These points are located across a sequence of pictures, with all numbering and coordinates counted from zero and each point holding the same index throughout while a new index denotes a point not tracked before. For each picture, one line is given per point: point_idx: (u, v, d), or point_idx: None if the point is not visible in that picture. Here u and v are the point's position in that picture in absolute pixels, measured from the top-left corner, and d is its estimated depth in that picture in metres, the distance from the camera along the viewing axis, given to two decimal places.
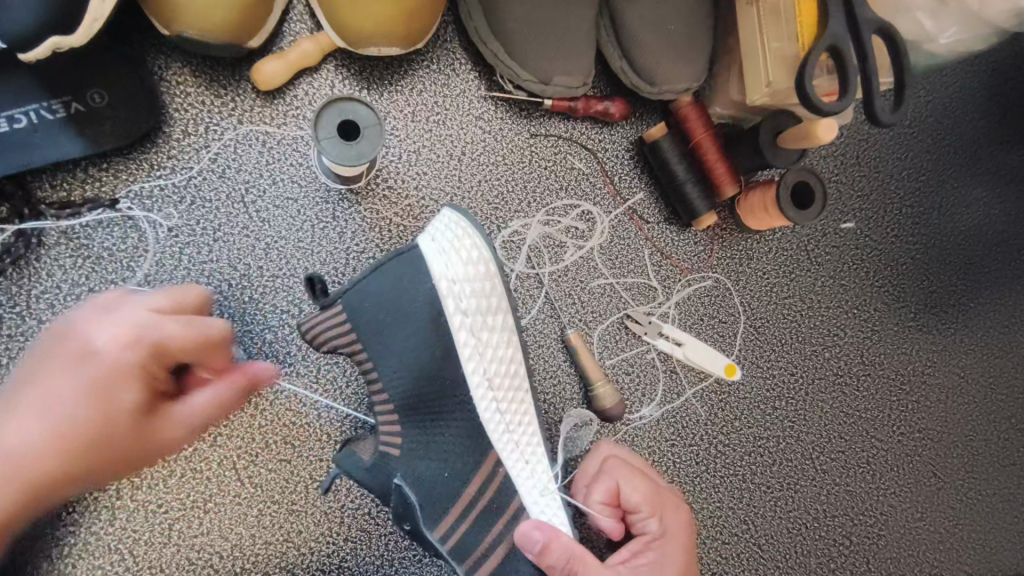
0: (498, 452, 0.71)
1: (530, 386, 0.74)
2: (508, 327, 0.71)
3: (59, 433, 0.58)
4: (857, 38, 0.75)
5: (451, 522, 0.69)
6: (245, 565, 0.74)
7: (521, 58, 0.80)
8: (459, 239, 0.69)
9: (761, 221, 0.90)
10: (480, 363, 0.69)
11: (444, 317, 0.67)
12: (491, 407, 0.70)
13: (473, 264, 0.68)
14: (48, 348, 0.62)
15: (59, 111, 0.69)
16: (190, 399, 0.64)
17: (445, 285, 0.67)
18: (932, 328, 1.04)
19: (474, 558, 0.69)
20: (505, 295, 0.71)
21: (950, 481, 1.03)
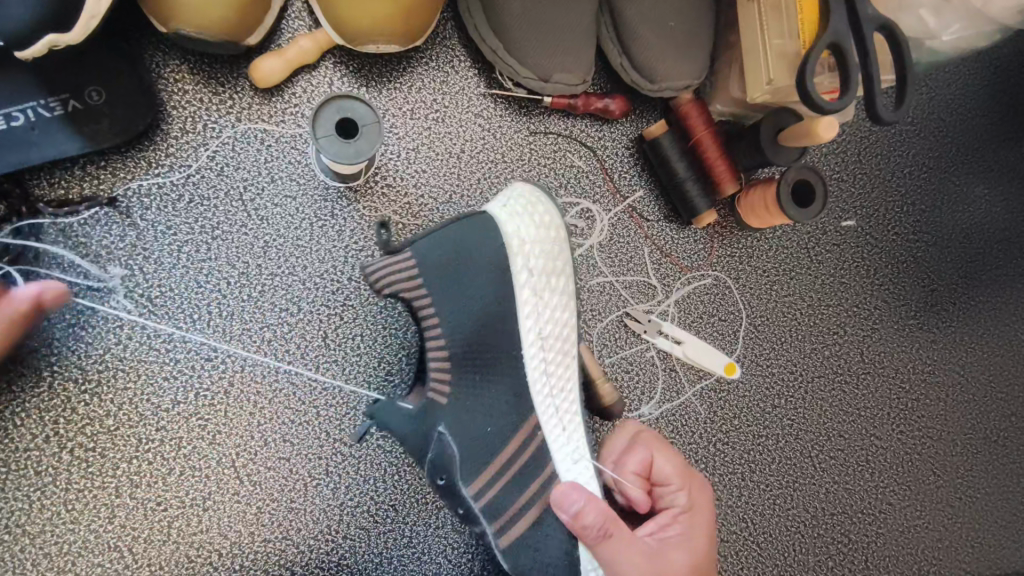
0: (540, 411, 0.72)
1: (578, 354, 0.75)
2: (569, 293, 0.75)
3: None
4: (859, 36, 0.74)
5: (486, 481, 0.70)
6: (243, 563, 0.74)
7: (521, 55, 0.80)
8: (531, 205, 0.73)
9: (761, 219, 0.90)
10: (536, 321, 0.73)
11: (511, 273, 0.72)
12: (541, 363, 0.73)
13: (542, 226, 0.73)
14: None
15: (57, 109, 0.69)
16: None
17: (515, 244, 0.72)
18: (933, 327, 1.04)
19: (505, 519, 0.69)
20: (570, 262, 0.75)
21: (949, 479, 1.03)
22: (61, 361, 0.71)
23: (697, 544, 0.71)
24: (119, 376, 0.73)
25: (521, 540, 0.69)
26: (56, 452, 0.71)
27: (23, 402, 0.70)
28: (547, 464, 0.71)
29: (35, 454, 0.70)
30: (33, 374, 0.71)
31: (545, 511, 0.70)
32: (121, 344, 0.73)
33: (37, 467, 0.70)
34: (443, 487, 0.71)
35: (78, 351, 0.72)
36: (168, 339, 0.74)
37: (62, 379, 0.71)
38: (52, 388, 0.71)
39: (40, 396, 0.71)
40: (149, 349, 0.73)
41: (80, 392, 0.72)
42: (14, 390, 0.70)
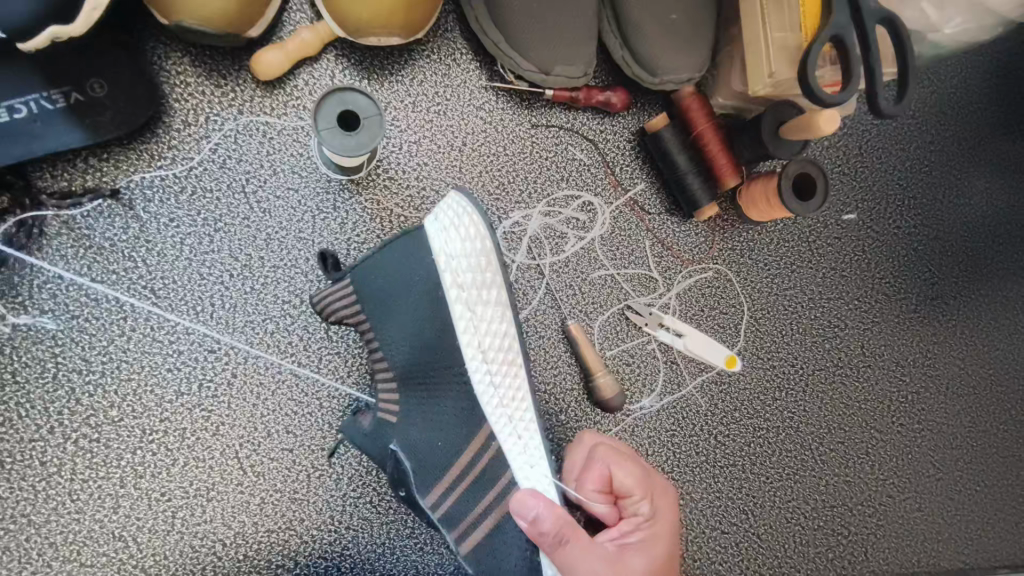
0: (491, 427, 0.69)
1: (525, 362, 0.71)
2: (505, 302, 0.70)
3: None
4: (860, 28, 0.74)
5: (442, 490, 0.69)
6: (247, 553, 0.75)
7: (522, 48, 0.80)
8: (457, 216, 0.69)
9: (762, 212, 0.90)
10: (474, 334, 0.69)
11: (442, 290, 0.69)
12: (484, 378, 0.70)
13: (467, 238, 0.69)
14: None
15: (59, 101, 0.69)
16: None
17: (443, 260, 0.69)
18: (933, 320, 1.04)
19: (465, 526, 0.68)
20: (502, 269, 0.70)
21: (949, 472, 1.04)
22: (65, 353, 0.72)
23: (657, 552, 0.71)
24: (123, 368, 0.73)
25: (485, 544, 0.68)
26: (61, 442, 0.71)
27: (28, 393, 0.71)
28: (506, 472, 0.69)
29: (40, 445, 0.71)
30: (38, 365, 0.71)
31: (503, 518, 0.67)
32: (124, 335, 0.73)
33: (43, 458, 0.71)
34: (406, 498, 0.70)
35: (81, 343, 0.72)
36: (172, 331, 0.74)
37: (66, 370, 0.72)
38: (57, 379, 0.71)
39: (45, 387, 0.71)
40: (152, 341, 0.74)
41: (85, 383, 0.72)
42: (19, 380, 0.71)
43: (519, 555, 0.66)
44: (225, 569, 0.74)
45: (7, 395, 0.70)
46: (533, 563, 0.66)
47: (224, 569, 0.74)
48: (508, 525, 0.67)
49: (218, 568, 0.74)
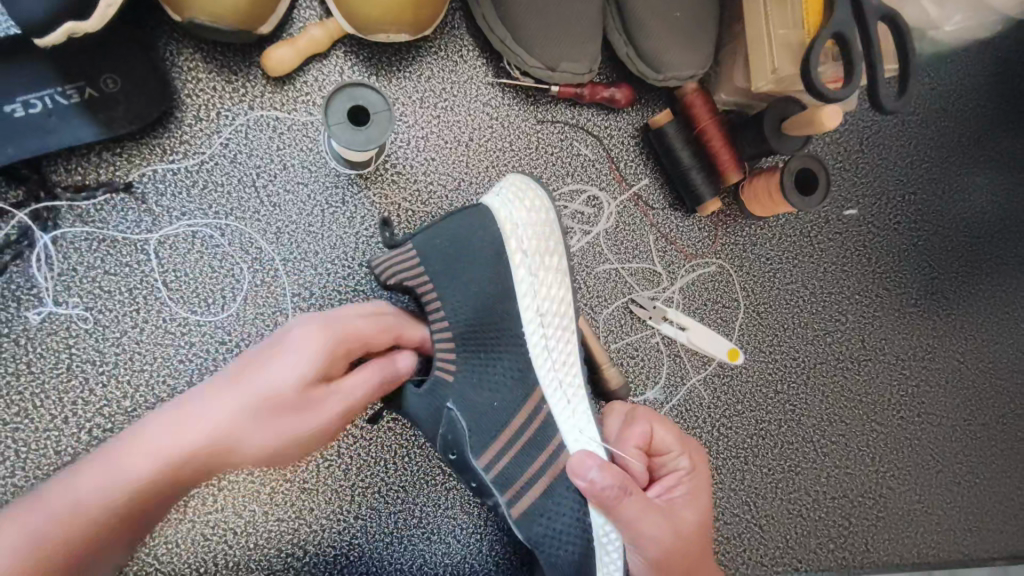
0: (543, 388, 0.73)
1: (577, 328, 0.76)
2: (563, 270, 0.75)
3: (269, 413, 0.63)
4: (862, 25, 0.75)
5: (496, 452, 0.71)
6: (257, 542, 0.76)
7: (528, 44, 0.81)
8: (522, 190, 0.75)
9: (765, 207, 0.91)
10: (534, 299, 0.73)
11: (506, 255, 0.72)
12: (540, 341, 0.73)
13: (533, 210, 0.74)
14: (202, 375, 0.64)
15: (73, 96, 0.70)
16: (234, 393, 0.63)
17: (508, 228, 0.73)
18: (933, 315, 1.05)
19: (518, 486, 0.70)
20: (563, 239, 0.75)
21: (949, 465, 1.05)
22: (79, 344, 0.73)
23: (703, 502, 0.71)
24: (136, 359, 0.74)
25: (536, 506, 0.69)
26: (75, 433, 0.72)
27: (43, 383, 0.72)
28: (556, 435, 0.72)
29: (54, 434, 0.71)
30: (52, 356, 0.72)
31: (557, 478, 0.70)
32: (137, 327, 0.74)
33: (57, 448, 0.71)
34: (456, 461, 0.72)
35: (95, 334, 0.73)
36: (183, 323, 0.75)
37: (80, 362, 0.73)
38: (71, 370, 0.72)
39: (59, 377, 0.72)
40: (165, 333, 0.75)
41: (98, 374, 0.73)
42: (34, 371, 0.72)
43: (570, 516, 0.68)
44: (236, 557, 0.75)
45: (22, 385, 0.71)
46: (585, 523, 0.67)
47: (235, 557, 0.75)
48: (561, 486, 0.69)
49: (230, 556, 0.75)
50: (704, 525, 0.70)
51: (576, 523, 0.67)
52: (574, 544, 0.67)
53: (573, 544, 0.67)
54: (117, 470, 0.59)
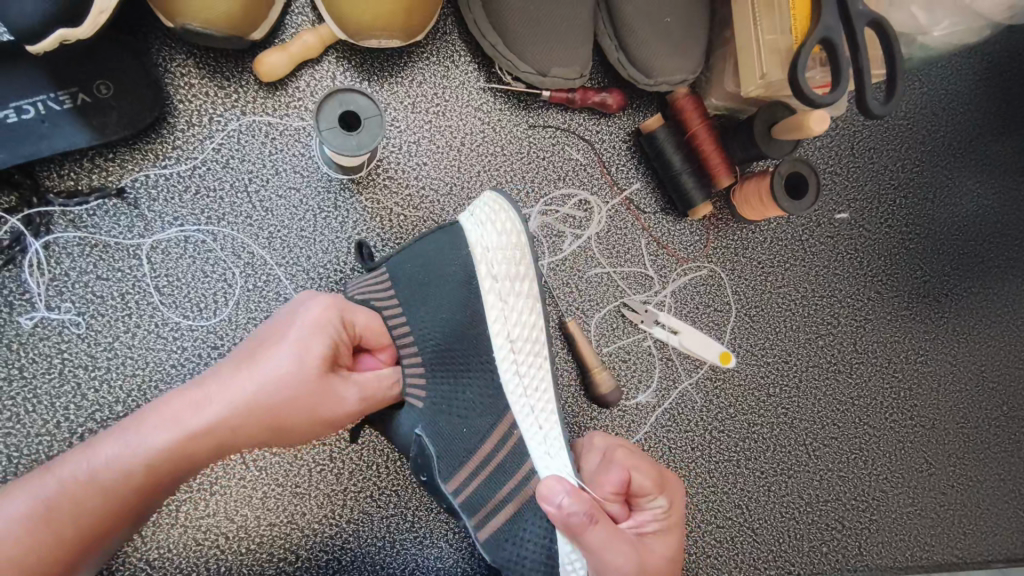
0: (514, 414, 0.72)
1: (549, 354, 0.75)
2: (535, 295, 0.74)
3: (263, 415, 0.63)
4: (849, 30, 0.76)
5: (464, 477, 0.70)
6: (249, 546, 0.76)
7: (519, 50, 0.81)
8: (497, 211, 0.73)
9: (757, 211, 0.92)
10: (503, 325, 0.73)
11: (476, 281, 0.72)
12: (510, 368, 0.73)
13: (505, 236, 0.73)
14: (206, 399, 0.63)
15: (66, 102, 0.70)
16: (230, 428, 0.63)
17: (479, 252, 0.73)
18: (925, 318, 1.06)
19: (486, 510, 0.69)
20: (535, 264, 0.74)
21: (942, 467, 1.05)
22: (72, 349, 0.73)
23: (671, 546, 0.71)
24: (128, 364, 0.74)
25: (502, 530, 0.68)
26: (66, 438, 0.72)
27: (35, 388, 0.72)
28: (526, 461, 0.71)
29: (46, 440, 0.71)
30: (45, 361, 0.72)
31: (523, 506, 0.69)
32: (130, 332, 0.74)
33: (48, 452, 0.71)
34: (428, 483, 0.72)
35: (87, 339, 0.73)
36: (176, 327, 0.76)
37: (73, 366, 0.73)
38: (63, 375, 0.73)
39: (52, 382, 0.72)
40: (157, 337, 0.75)
41: (90, 379, 0.73)
42: (26, 376, 0.72)
43: (537, 544, 0.67)
44: (228, 561, 0.76)
45: (14, 390, 0.71)
46: (550, 550, 0.67)
47: (227, 561, 0.75)
48: (528, 510, 0.69)
49: (221, 560, 0.75)
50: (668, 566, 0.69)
51: (541, 550, 0.67)
52: (539, 570, 0.67)
53: (539, 569, 0.67)
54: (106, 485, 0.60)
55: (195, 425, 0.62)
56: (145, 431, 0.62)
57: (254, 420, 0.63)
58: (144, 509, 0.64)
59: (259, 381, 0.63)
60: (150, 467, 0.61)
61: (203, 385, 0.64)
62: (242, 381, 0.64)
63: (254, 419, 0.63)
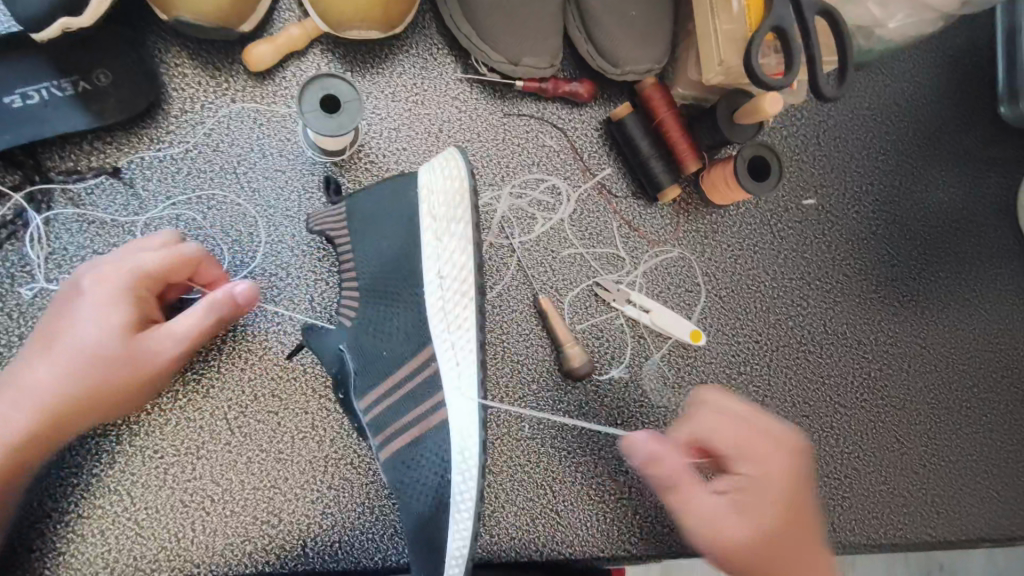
0: (432, 347, 0.75)
1: (478, 298, 0.74)
2: (469, 239, 0.74)
3: (75, 393, 0.69)
4: (800, 19, 0.81)
5: (377, 397, 0.75)
6: (234, 509, 0.80)
7: (492, 41, 0.87)
8: (446, 161, 0.76)
9: (723, 195, 0.96)
10: (435, 262, 0.75)
11: (418, 219, 0.76)
12: (438, 302, 0.75)
13: (448, 181, 0.75)
14: (19, 396, 0.68)
15: (67, 89, 0.76)
16: (51, 412, 0.69)
17: (425, 194, 0.76)
18: (893, 301, 1.10)
19: (391, 431, 0.74)
20: (473, 209, 0.74)
21: (913, 446, 1.08)
22: None
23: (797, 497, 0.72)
24: None
25: (400, 453, 0.73)
26: None
27: None
28: (435, 394, 0.73)
29: None
30: None
31: (423, 434, 0.72)
32: None
33: None
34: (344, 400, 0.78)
35: None
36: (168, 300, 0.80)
37: None
38: None
39: None
40: None
41: None
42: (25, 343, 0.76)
43: (432, 471, 0.71)
44: (213, 522, 0.79)
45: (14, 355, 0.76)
46: (442, 481, 0.71)
47: (212, 522, 0.79)
48: (427, 440, 0.72)
49: (207, 521, 0.79)
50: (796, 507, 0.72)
51: (434, 475, 0.71)
52: (429, 493, 0.72)
53: (430, 492, 0.72)
54: None
55: (18, 422, 0.68)
56: None
57: (67, 400, 0.69)
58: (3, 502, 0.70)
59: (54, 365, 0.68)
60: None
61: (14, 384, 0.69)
62: (41, 368, 0.68)
63: (66, 401, 0.69)
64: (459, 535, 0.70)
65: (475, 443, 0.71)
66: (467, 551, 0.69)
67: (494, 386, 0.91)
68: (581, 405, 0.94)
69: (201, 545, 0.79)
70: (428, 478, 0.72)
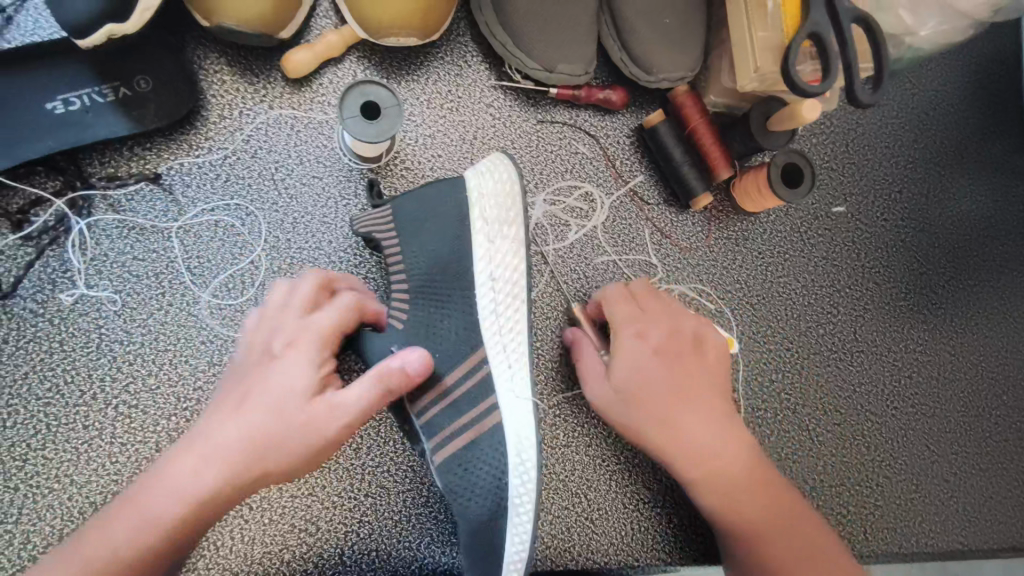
0: (486, 350, 0.76)
1: (528, 298, 0.78)
2: (521, 241, 0.78)
3: (258, 442, 0.65)
4: (837, 26, 0.81)
5: (429, 402, 0.75)
6: (271, 517, 0.79)
7: (528, 48, 0.87)
8: (494, 164, 0.79)
9: (756, 202, 0.96)
10: (487, 264, 0.77)
11: (468, 221, 0.77)
12: (489, 303, 0.77)
13: (500, 185, 0.79)
14: (208, 450, 0.64)
15: (109, 95, 0.77)
16: (246, 469, 0.64)
17: (475, 197, 0.78)
18: (922, 309, 1.09)
19: (443, 437, 0.74)
20: (525, 212, 0.79)
21: (944, 455, 1.07)
22: (107, 325, 0.77)
23: (705, 356, 0.83)
24: (161, 340, 0.78)
25: (456, 459, 0.73)
26: (102, 407, 0.76)
27: (73, 360, 0.76)
28: (489, 396, 0.74)
29: (82, 410, 0.75)
30: (83, 335, 0.77)
31: (480, 435, 0.73)
32: (162, 309, 0.79)
33: (84, 422, 0.75)
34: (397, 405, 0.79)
35: (123, 316, 0.78)
36: (206, 305, 0.80)
37: (108, 341, 0.77)
38: (99, 348, 0.77)
39: (88, 355, 0.76)
40: (188, 314, 0.79)
41: (124, 352, 0.77)
42: (64, 349, 0.76)
43: (489, 474, 0.71)
44: (250, 530, 0.79)
45: (54, 362, 0.76)
46: (500, 484, 0.71)
47: (249, 530, 0.79)
48: (482, 444, 0.72)
49: (244, 530, 0.79)
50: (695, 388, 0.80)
51: (493, 479, 0.71)
52: (488, 498, 0.71)
53: (488, 497, 0.71)
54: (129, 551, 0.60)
55: (207, 478, 0.63)
56: (159, 498, 0.62)
57: (249, 453, 0.64)
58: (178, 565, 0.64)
59: (244, 417, 0.65)
60: (169, 526, 0.61)
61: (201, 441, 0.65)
62: (227, 423, 0.65)
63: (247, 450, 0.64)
64: (518, 540, 0.70)
65: (532, 443, 0.72)
66: (527, 555, 0.70)
67: None
68: None
69: (239, 553, 0.78)
70: (488, 482, 0.71)
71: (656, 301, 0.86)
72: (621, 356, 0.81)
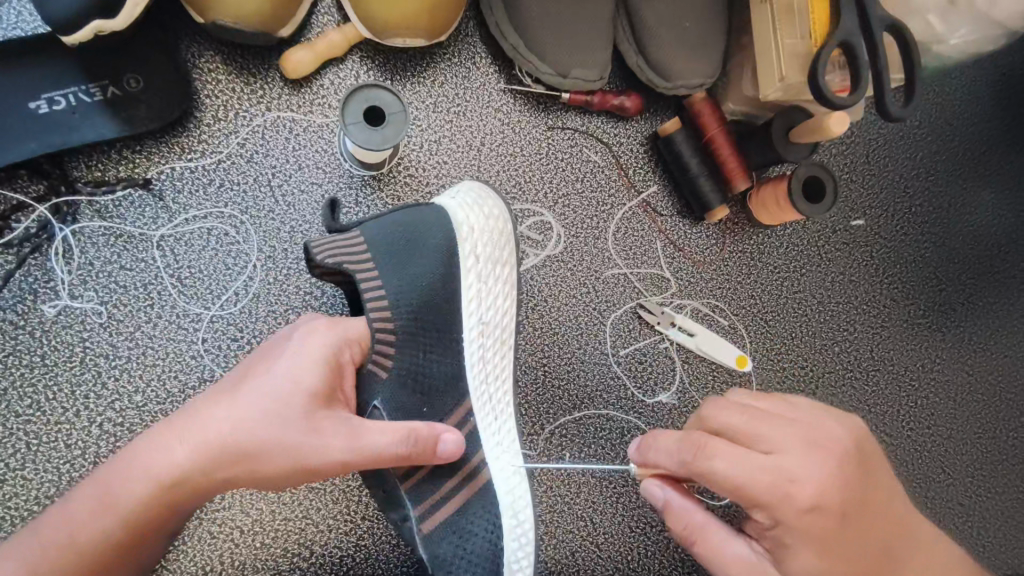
0: (471, 402, 0.73)
1: (514, 342, 0.77)
2: (511, 282, 0.77)
3: (238, 441, 0.60)
4: (868, 36, 0.77)
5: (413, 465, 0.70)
6: (263, 541, 0.76)
7: (540, 51, 0.83)
8: (483, 197, 0.76)
9: (773, 216, 0.92)
10: (478, 306, 0.74)
11: (458, 256, 0.73)
12: (478, 350, 0.74)
13: (490, 221, 0.75)
14: (192, 431, 0.60)
15: (96, 95, 0.72)
16: (225, 463, 0.60)
17: (465, 230, 0.74)
18: (941, 326, 1.05)
19: (433, 502, 0.70)
20: (516, 253, 0.77)
21: (960, 478, 1.03)
22: (93, 338, 0.74)
23: (854, 481, 0.60)
24: (149, 354, 0.75)
25: (450, 516, 0.69)
26: (85, 425, 0.72)
27: (55, 375, 0.72)
28: (478, 452, 0.72)
29: (66, 428, 0.72)
30: (67, 349, 0.73)
31: (473, 497, 0.70)
32: (151, 323, 0.75)
33: (68, 441, 0.72)
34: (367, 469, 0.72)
35: (109, 329, 0.74)
36: (197, 317, 0.76)
37: (93, 355, 0.73)
38: (84, 363, 0.73)
39: (73, 371, 0.73)
40: (178, 328, 0.75)
41: (111, 368, 0.74)
42: (47, 363, 0.73)
43: (484, 538, 0.69)
44: (241, 555, 0.75)
45: (36, 377, 0.72)
46: (497, 548, 0.69)
47: (240, 554, 0.75)
48: (477, 506, 0.70)
49: (235, 554, 0.75)
50: (864, 527, 0.61)
51: (488, 544, 0.69)
52: (481, 565, 0.68)
53: (483, 565, 0.68)
54: (98, 509, 0.59)
55: (185, 463, 0.59)
56: (136, 469, 0.59)
57: (230, 446, 0.59)
58: (146, 540, 0.62)
59: (235, 405, 0.60)
60: (137, 498, 0.59)
61: (190, 417, 0.61)
62: (219, 409, 0.60)
63: (227, 450, 0.59)
64: None
65: (527, 502, 0.71)
66: None
67: (534, 412, 0.87)
68: (624, 433, 0.89)
69: None
70: (485, 544, 0.69)
71: (759, 443, 0.59)
72: (801, 556, 0.59)
